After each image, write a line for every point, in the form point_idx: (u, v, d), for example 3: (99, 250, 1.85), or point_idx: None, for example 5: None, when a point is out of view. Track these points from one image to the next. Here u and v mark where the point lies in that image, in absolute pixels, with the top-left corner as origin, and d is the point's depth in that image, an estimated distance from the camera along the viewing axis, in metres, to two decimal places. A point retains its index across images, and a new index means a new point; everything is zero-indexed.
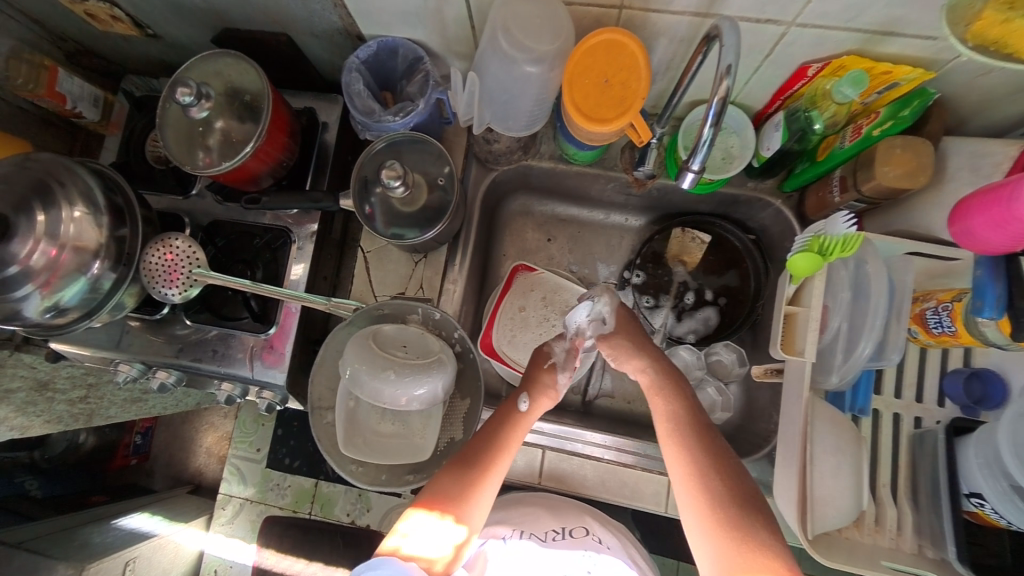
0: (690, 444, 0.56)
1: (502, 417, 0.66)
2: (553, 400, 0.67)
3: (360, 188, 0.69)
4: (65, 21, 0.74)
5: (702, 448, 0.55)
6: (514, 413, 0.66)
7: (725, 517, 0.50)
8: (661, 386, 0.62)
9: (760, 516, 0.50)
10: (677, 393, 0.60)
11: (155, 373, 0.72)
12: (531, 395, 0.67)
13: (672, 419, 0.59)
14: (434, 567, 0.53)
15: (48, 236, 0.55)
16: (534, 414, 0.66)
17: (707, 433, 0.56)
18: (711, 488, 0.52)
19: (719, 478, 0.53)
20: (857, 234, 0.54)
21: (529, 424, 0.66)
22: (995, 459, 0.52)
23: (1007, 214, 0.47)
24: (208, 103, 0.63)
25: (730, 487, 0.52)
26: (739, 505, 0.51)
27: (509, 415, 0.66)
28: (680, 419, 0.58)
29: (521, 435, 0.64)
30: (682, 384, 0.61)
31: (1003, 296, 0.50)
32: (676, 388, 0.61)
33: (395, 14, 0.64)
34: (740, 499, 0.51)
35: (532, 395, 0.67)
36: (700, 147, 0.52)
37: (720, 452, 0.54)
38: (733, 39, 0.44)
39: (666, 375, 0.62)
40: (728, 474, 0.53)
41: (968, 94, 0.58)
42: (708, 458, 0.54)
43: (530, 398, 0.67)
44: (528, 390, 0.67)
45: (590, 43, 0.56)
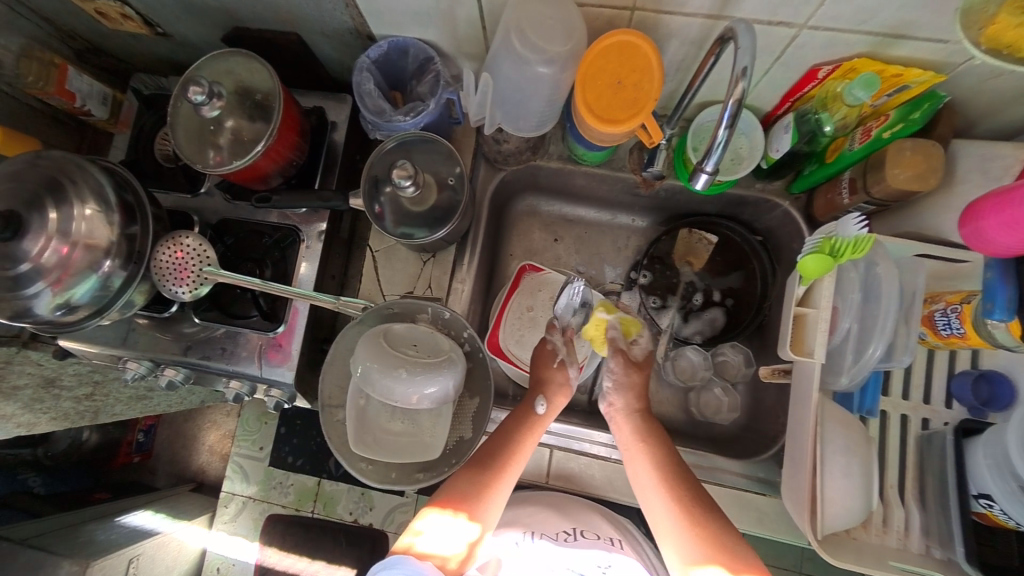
0: (675, 483, 0.59)
1: (518, 420, 0.66)
2: (566, 397, 0.70)
3: (371, 187, 0.69)
4: (75, 20, 0.74)
5: (682, 480, 0.59)
6: (531, 416, 0.67)
7: (705, 530, 0.55)
8: (648, 431, 0.64)
9: (729, 528, 0.55)
10: (659, 441, 0.63)
11: (164, 370, 0.73)
12: (548, 398, 0.69)
13: (661, 465, 0.61)
14: (448, 565, 0.54)
15: (61, 234, 0.55)
16: (550, 417, 0.68)
17: (684, 470, 0.60)
18: (690, 507, 0.57)
19: (695, 500, 0.57)
20: (869, 236, 0.54)
21: (546, 425, 0.67)
22: (1003, 460, 0.52)
23: (1019, 217, 0.47)
24: (219, 102, 0.64)
25: (703, 503, 0.57)
26: (714, 517, 0.56)
27: (527, 416, 0.67)
28: (666, 464, 0.61)
29: (538, 435, 0.66)
30: (662, 431, 0.65)
31: (1014, 299, 0.50)
32: (651, 426, 0.65)
33: (407, 14, 0.64)
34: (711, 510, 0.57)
35: (549, 398, 0.69)
36: (715, 148, 0.52)
37: (691, 479, 0.59)
38: (748, 40, 0.44)
39: (650, 421, 0.65)
40: (700, 496, 0.58)
41: (978, 97, 0.59)
42: (685, 480, 0.59)
43: (548, 402, 0.68)
44: (544, 393, 0.69)
45: (604, 45, 0.57)
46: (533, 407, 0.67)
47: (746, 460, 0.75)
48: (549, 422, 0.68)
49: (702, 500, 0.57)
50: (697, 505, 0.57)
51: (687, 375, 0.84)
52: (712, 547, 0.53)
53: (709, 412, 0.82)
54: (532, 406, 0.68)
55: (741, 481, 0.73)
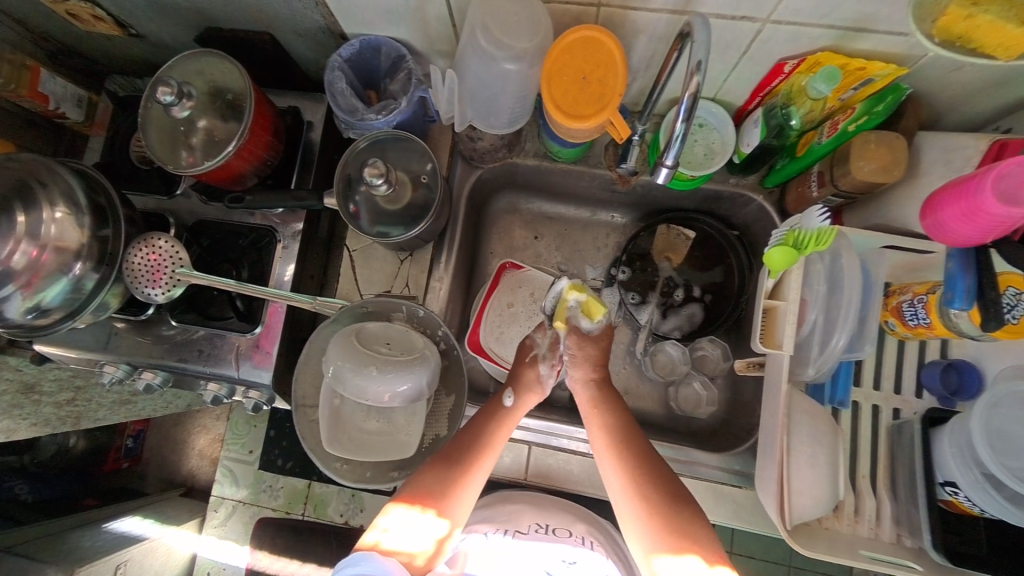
0: (626, 452, 0.60)
1: (486, 415, 0.67)
2: (538, 395, 0.71)
3: (344, 187, 0.69)
4: (47, 22, 0.74)
5: (635, 454, 0.60)
6: (498, 409, 0.68)
7: (662, 513, 0.55)
8: (603, 400, 0.66)
9: (696, 514, 0.55)
10: (613, 410, 0.65)
11: (142, 373, 0.73)
12: (517, 391, 0.69)
13: (613, 433, 0.62)
14: (416, 561, 0.54)
15: (30, 237, 0.55)
16: (519, 411, 0.69)
17: (644, 446, 0.61)
18: (646, 488, 0.57)
19: (649, 475, 0.58)
20: (830, 227, 0.56)
21: (516, 419, 0.68)
22: (968, 449, 0.53)
23: (976, 206, 0.48)
24: (189, 102, 0.63)
25: (656, 478, 0.58)
26: (673, 498, 0.56)
27: (494, 410, 0.68)
28: (616, 430, 0.62)
29: (508, 431, 0.66)
30: (618, 404, 0.66)
31: (972, 287, 0.51)
32: (610, 401, 0.66)
33: (377, 13, 0.64)
34: (670, 488, 0.57)
35: (518, 392, 0.70)
36: (674, 142, 0.52)
37: (647, 452, 0.60)
38: (704, 36, 0.45)
39: (606, 390, 0.67)
40: (658, 476, 0.58)
41: (942, 89, 0.59)
42: (633, 449, 0.60)
43: (516, 394, 0.69)
44: (514, 387, 0.70)
45: (568, 40, 0.57)
46: (500, 400, 0.69)
47: (725, 454, 0.76)
48: (519, 417, 0.69)
49: (652, 476, 0.58)
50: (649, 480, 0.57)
51: (667, 369, 0.83)
52: (672, 534, 0.53)
53: (687, 407, 0.82)
54: (500, 399, 0.69)
55: (720, 474, 0.73)
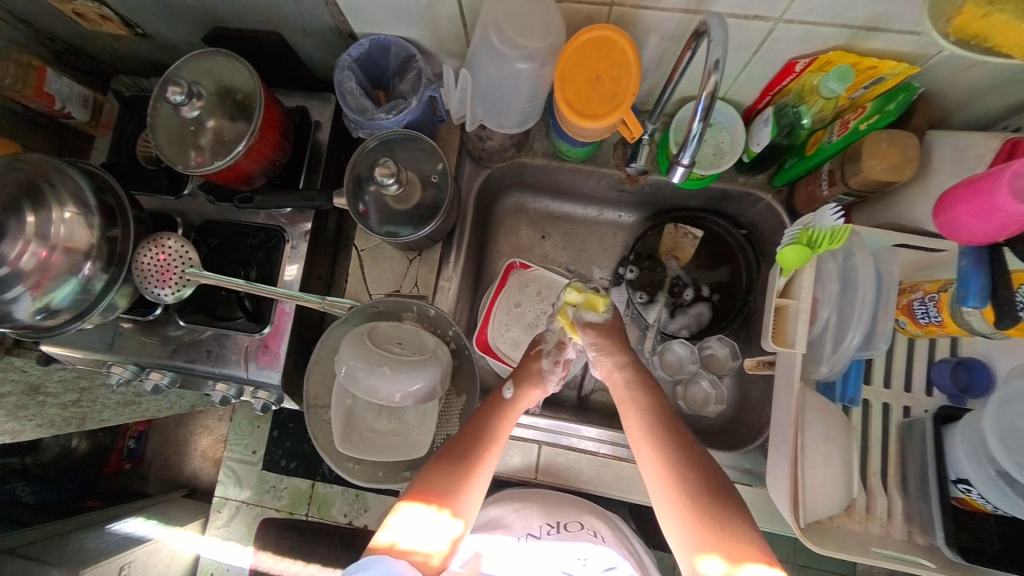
0: (664, 441, 0.59)
1: (487, 409, 0.67)
2: (540, 390, 0.69)
3: (354, 186, 0.69)
4: (53, 22, 0.73)
5: (675, 445, 0.58)
6: (499, 403, 0.67)
7: (704, 511, 0.54)
8: (638, 386, 0.64)
9: (738, 514, 0.54)
10: (650, 396, 0.63)
11: (149, 374, 0.72)
12: (517, 384, 0.69)
13: (650, 423, 0.61)
14: (431, 561, 0.55)
15: (39, 237, 0.54)
16: (519, 403, 0.68)
17: (680, 435, 0.59)
18: (688, 480, 0.56)
19: (688, 467, 0.57)
20: (845, 227, 0.55)
21: (515, 412, 0.67)
22: (980, 446, 0.53)
23: (990, 203, 0.48)
24: (199, 102, 0.63)
25: (695, 472, 0.56)
26: (715, 497, 0.55)
27: (496, 403, 0.67)
28: (653, 419, 0.61)
29: (510, 424, 0.66)
30: (655, 388, 0.64)
31: (986, 285, 0.51)
32: (648, 388, 0.64)
33: (387, 12, 0.64)
34: (712, 483, 0.56)
35: (518, 384, 0.69)
36: (690, 141, 0.53)
37: (688, 442, 0.59)
38: (721, 34, 0.45)
39: (641, 375, 0.65)
40: (701, 471, 0.56)
41: (952, 88, 0.60)
42: (672, 438, 0.59)
43: (515, 387, 0.69)
44: (514, 379, 0.69)
45: (581, 40, 0.57)
46: (500, 393, 0.68)
47: (733, 452, 0.76)
48: (519, 409, 0.68)
49: (691, 468, 0.56)
50: (690, 473, 0.56)
51: (674, 368, 0.84)
52: (720, 537, 0.52)
53: (695, 406, 0.82)
54: (500, 392, 0.69)
55: (729, 473, 0.74)
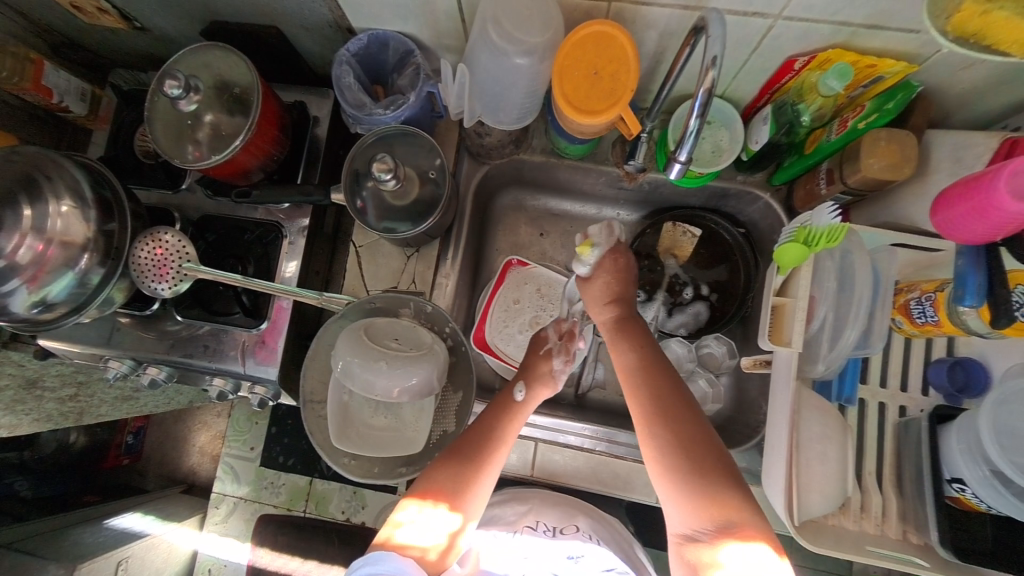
0: (641, 397, 0.56)
1: (497, 411, 0.67)
2: (550, 390, 0.70)
3: (352, 182, 0.69)
4: (52, 16, 0.73)
5: (651, 399, 0.56)
6: (510, 404, 0.67)
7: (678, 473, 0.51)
8: (621, 335, 0.62)
9: (715, 478, 0.50)
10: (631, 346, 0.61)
11: (146, 369, 0.73)
12: (528, 385, 0.69)
13: (632, 378, 0.58)
14: (427, 555, 0.54)
15: (35, 231, 0.54)
16: (529, 405, 0.68)
17: (663, 386, 0.56)
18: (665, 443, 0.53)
19: (661, 423, 0.54)
20: (842, 225, 0.56)
21: (525, 413, 0.68)
22: (976, 445, 0.53)
23: (988, 202, 0.48)
24: (196, 96, 0.63)
25: (669, 425, 0.53)
26: (686, 454, 0.52)
27: (506, 404, 0.67)
28: (635, 372, 0.58)
29: (519, 425, 0.66)
30: (640, 335, 0.62)
31: (983, 284, 0.51)
32: (630, 339, 0.61)
33: (385, 7, 0.64)
34: (689, 438, 0.52)
35: (529, 386, 0.69)
36: (688, 137, 0.53)
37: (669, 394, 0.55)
38: (720, 30, 0.45)
39: (628, 325, 0.63)
40: (679, 431, 0.53)
41: (951, 86, 0.59)
42: (650, 392, 0.56)
43: (527, 389, 0.68)
44: (526, 381, 0.69)
45: (581, 34, 0.56)
46: (512, 394, 0.68)
47: (729, 451, 0.76)
48: (529, 411, 0.68)
49: (663, 422, 0.54)
50: (661, 428, 0.53)
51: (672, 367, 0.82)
52: (689, 501, 0.50)
53: None
54: (512, 394, 0.69)
55: None
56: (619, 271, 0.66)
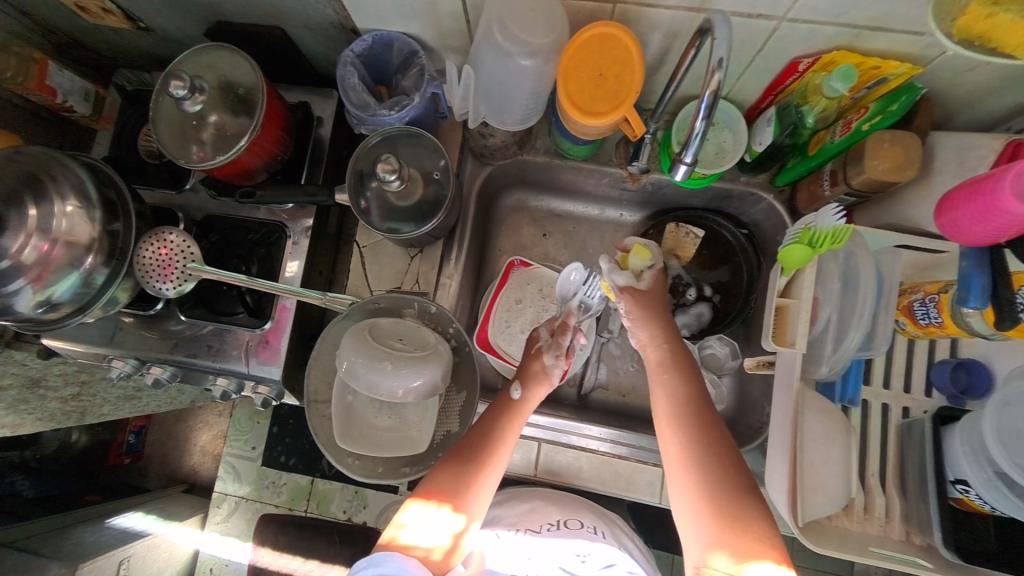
0: (687, 425, 0.59)
1: (497, 412, 0.67)
2: (547, 387, 0.71)
3: (356, 182, 0.69)
4: (57, 16, 0.73)
5: (697, 428, 0.59)
6: (508, 404, 0.68)
7: (722, 499, 0.54)
8: (671, 365, 0.66)
9: (754, 506, 0.53)
10: (682, 376, 0.64)
11: (149, 369, 0.72)
12: (525, 385, 0.70)
13: (679, 407, 0.61)
14: (432, 556, 0.55)
15: (40, 231, 0.54)
16: (529, 404, 0.69)
17: (709, 418, 0.60)
18: (709, 471, 0.56)
19: (706, 452, 0.57)
20: (846, 226, 0.55)
21: (525, 414, 0.68)
22: (980, 446, 0.53)
23: (992, 204, 0.48)
24: (201, 96, 0.63)
25: (717, 453, 0.56)
26: (733, 482, 0.54)
27: (504, 405, 0.68)
28: (683, 401, 0.62)
29: (518, 426, 0.66)
30: (691, 367, 0.65)
31: (987, 287, 0.51)
32: (682, 369, 0.65)
33: (390, 8, 0.64)
34: (729, 468, 0.55)
35: (526, 385, 0.70)
36: (693, 139, 0.53)
37: (715, 427, 0.59)
38: (725, 31, 0.45)
39: (677, 356, 0.67)
40: (722, 462, 0.56)
41: (954, 89, 0.60)
42: (697, 422, 0.59)
43: (524, 388, 0.69)
44: (521, 380, 0.70)
45: (586, 36, 0.57)
46: (509, 394, 0.69)
47: None
48: (528, 410, 0.69)
49: (710, 451, 0.57)
50: (706, 457, 0.56)
51: None
52: (728, 525, 0.52)
53: None
54: (510, 393, 0.69)
55: None
56: (659, 295, 0.74)
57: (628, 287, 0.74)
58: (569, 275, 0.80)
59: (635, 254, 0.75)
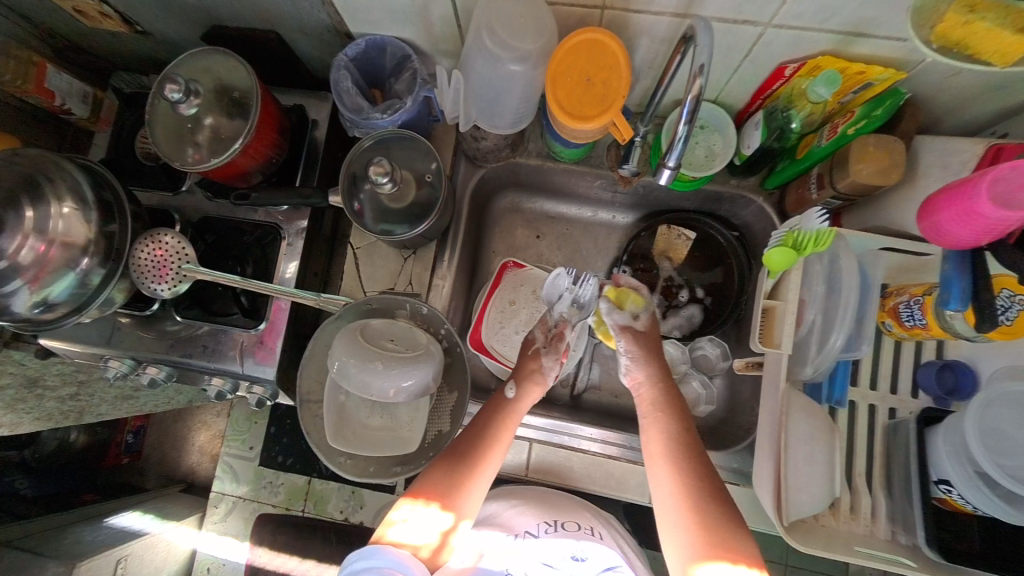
0: (681, 457, 0.59)
1: (491, 411, 0.68)
2: (542, 388, 0.70)
3: (349, 184, 0.70)
4: (55, 20, 0.74)
5: (690, 459, 0.59)
6: (502, 404, 0.69)
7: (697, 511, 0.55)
8: (663, 401, 0.64)
9: (727, 518, 0.55)
10: (676, 414, 0.63)
11: (145, 368, 0.73)
12: (519, 384, 0.70)
13: (672, 439, 0.61)
14: (420, 554, 0.55)
15: (37, 232, 0.55)
16: (523, 403, 0.69)
17: (698, 450, 0.60)
18: (698, 502, 0.56)
19: (698, 484, 0.57)
20: (829, 229, 0.58)
21: (519, 414, 0.68)
22: (962, 447, 0.54)
23: (972, 208, 0.49)
24: (196, 99, 0.64)
25: (703, 476, 0.57)
26: (709, 496, 0.56)
27: (499, 404, 0.69)
28: (677, 438, 0.61)
29: (513, 425, 0.67)
30: (682, 403, 0.65)
31: (967, 288, 0.52)
32: (675, 407, 0.63)
33: (382, 12, 0.65)
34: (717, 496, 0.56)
35: (519, 384, 0.70)
36: (676, 143, 0.53)
37: (703, 459, 0.59)
38: (707, 40, 0.46)
39: (671, 395, 0.65)
40: (712, 491, 0.56)
41: (939, 94, 0.60)
42: (690, 453, 0.59)
43: (518, 386, 0.70)
44: (515, 380, 0.71)
45: (573, 42, 0.58)
46: (502, 393, 0.70)
47: (722, 452, 0.77)
48: (522, 410, 0.69)
49: (700, 477, 0.57)
50: (700, 489, 0.56)
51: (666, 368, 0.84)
52: (712, 543, 0.53)
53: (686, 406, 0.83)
54: (504, 392, 0.70)
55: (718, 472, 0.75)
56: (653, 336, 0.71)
57: (627, 327, 0.69)
58: (557, 276, 0.80)
59: (630, 299, 0.71)
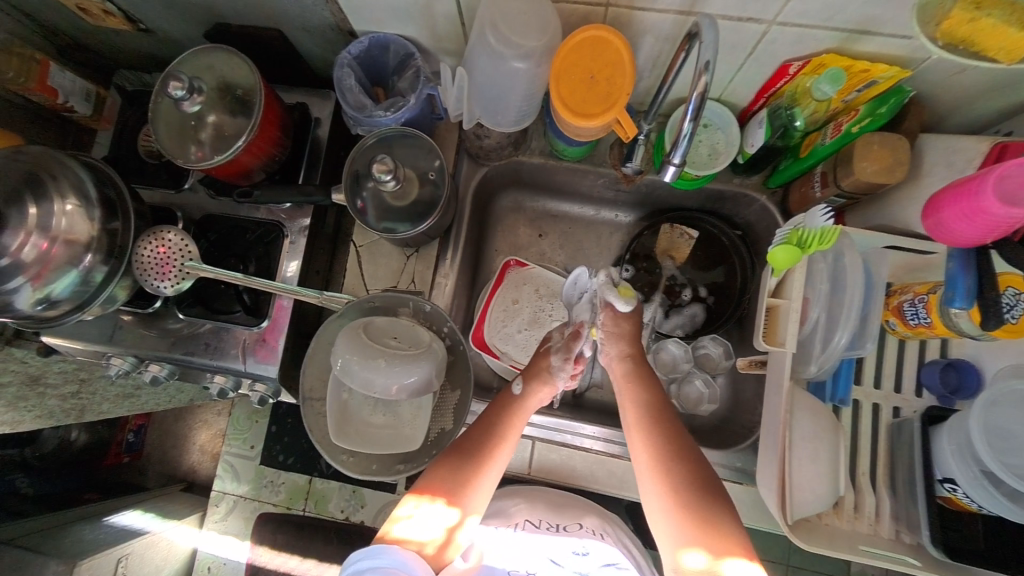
0: (652, 430, 0.61)
1: (498, 408, 0.68)
2: (551, 388, 0.69)
3: (352, 183, 0.69)
4: (59, 17, 0.74)
5: (661, 431, 0.60)
6: (509, 400, 0.69)
7: (693, 504, 0.54)
8: (636, 378, 0.66)
9: (718, 505, 0.54)
10: (647, 385, 0.65)
11: (148, 366, 0.73)
12: (525, 381, 0.70)
13: (643, 411, 0.63)
14: (425, 550, 0.54)
15: (40, 229, 0.55)
16: (529, 401, 0.69)
17: (670, 420, 0.61)
18: (671, 476, 0.57)
19: (671, 458, 0.58)
20: (834, 227, 0.56)
21: (526, 410, 0.69)
22: (966, 445, 0.53)
23: (976, 206, 0.49)
24: (199, 97, 0.64)
25: (678, 452, 0.58)
26: (699, 486, 0.56)
27: (506, 402, 0.69)
28: (649, 410, 0.62)
29: (519, 423, 0.67)
30: (653, 376, 0.66)
31: (972, 287, 0.52)
32: (644, 379, 0.66)
33: (385, 10, 0.65)
34: (693, 467, 0.57)
35: (526, 380, 0.70)
36: (681, 140, 0.53)
37: (674, 429, 0.60)
38: (712, 36, 0.45)
39: (643, 370, 0.67)
40: (685, 462, 0.57)
41: (943, 92, 0.60)
42: (663, 426, 0.60)
43: (525, 383, 0.70)
44: (523, 376, 0.71)
45: (577, 39, 0.57)
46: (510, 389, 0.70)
47: (725, 451, 0.77)
48: (530, 407, 0.69)
49: (675, 453, 0.58)
50: (672, 462, 0.57)
51: (669, 367, 0.84)
52: (688, 518, 0.54)
53: (689, 405, 0.83)
54: (511, 389, 0.71)
55: (720, 471, 0.75)
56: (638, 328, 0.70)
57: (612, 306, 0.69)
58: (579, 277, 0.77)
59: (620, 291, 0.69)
